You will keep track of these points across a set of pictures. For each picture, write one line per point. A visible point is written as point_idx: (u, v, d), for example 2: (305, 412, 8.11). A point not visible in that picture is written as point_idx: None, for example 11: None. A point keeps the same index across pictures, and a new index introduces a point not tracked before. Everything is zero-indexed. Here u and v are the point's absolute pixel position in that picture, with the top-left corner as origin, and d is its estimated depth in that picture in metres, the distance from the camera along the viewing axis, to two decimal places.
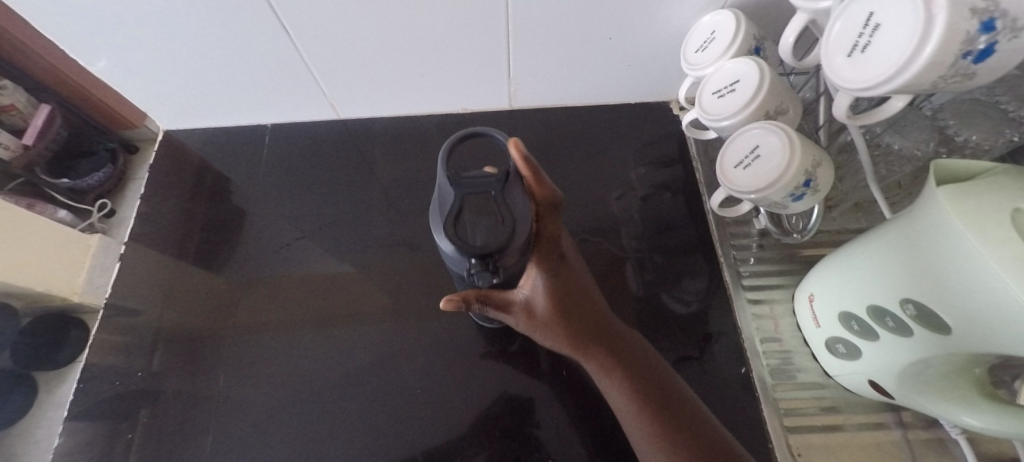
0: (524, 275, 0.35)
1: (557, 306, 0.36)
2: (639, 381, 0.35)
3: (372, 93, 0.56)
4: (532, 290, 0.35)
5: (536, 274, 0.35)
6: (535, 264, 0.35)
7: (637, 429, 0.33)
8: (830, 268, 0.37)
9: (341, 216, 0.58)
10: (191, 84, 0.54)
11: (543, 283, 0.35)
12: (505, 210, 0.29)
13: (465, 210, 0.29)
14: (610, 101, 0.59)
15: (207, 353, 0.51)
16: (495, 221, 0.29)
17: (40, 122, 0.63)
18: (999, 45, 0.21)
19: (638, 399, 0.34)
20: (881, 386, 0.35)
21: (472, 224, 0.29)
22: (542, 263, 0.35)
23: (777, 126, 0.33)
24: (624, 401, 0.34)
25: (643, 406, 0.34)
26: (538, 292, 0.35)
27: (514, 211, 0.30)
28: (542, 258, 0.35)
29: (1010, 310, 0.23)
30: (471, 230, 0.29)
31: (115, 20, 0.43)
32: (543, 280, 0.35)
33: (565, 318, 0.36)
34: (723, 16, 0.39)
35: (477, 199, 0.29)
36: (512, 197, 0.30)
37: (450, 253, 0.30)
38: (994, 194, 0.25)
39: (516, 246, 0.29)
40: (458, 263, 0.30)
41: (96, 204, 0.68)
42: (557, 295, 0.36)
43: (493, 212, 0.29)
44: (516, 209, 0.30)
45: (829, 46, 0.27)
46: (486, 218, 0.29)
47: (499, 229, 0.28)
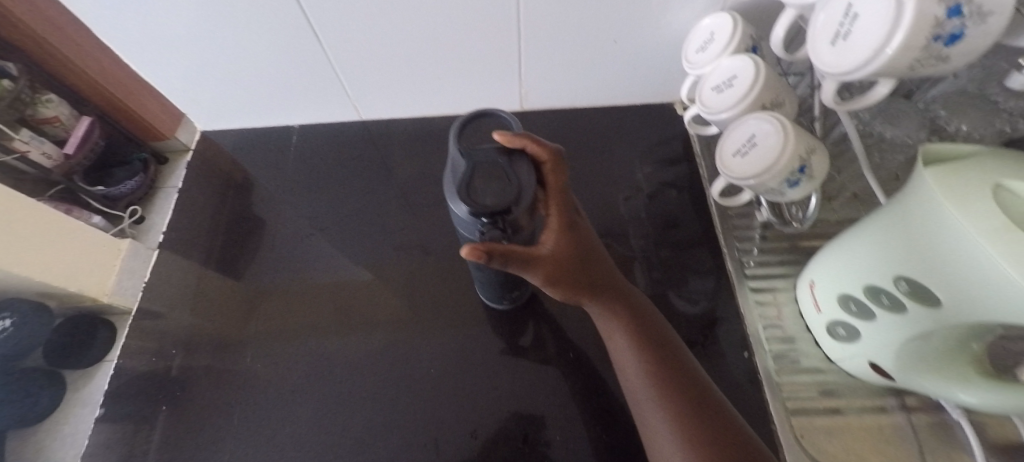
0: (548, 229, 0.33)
1: (576, 262, 0.34)
2: (650, 342, 0.35)
3: (393, 95, 0.60)
4: (554, 245, 0.33)
5: (558, 228, 0.33)
6: (554, 219, 0.34)
7: (653, 397, 0.33)
8: (830, 253, 0.38)
9: (362, 211, 0.61)
10: (227, 88, 0.58)
11: (566, 238, 0.34)
12: (513, 173, 0.31)
13: (476, 175, 0.31)
14: (618, 102, 0.62)
15: (236, 338, 0.54)
16: (503, 185, 0.31)
17: (80, 133, 0.63)
18: (967, 30, 0.23)
19: (653, 369, 0.34)
20: (881, 368, 0.36)
21: (482, 188, 0.31)
22: (562, 219, 0.34)
23: (771, 116, 0.35)
24: (636, 361, 0.35)
25: (658, 376, 0.34)
26: (560, 247, 0.33)
27: (522, 177, 0.31)
28: (562, 213, 0.34)
29: (991, 279, 0.24)
30: (482, 191, 0.31)
31: (165, 29, 0.48)
32: (566, 235, 0.34)
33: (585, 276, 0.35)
34: (721, 18, 0.42)
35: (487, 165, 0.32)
36: (519, 166, 0.32)
37: (463, 218, 0.32)
38: (977, 173, 0.27)
39: (525, 208, 0.31)
40: (470, 228, 0.32)
41: (128, 210, 0.66)
42: (577, 250, 0.34)
43: (502, 177, 0.31)
44: (523, 175, 0.32)
45: (815, 35, 0.29)
46: (496, 182, 0.31)
47: (508, 191, 0.31)
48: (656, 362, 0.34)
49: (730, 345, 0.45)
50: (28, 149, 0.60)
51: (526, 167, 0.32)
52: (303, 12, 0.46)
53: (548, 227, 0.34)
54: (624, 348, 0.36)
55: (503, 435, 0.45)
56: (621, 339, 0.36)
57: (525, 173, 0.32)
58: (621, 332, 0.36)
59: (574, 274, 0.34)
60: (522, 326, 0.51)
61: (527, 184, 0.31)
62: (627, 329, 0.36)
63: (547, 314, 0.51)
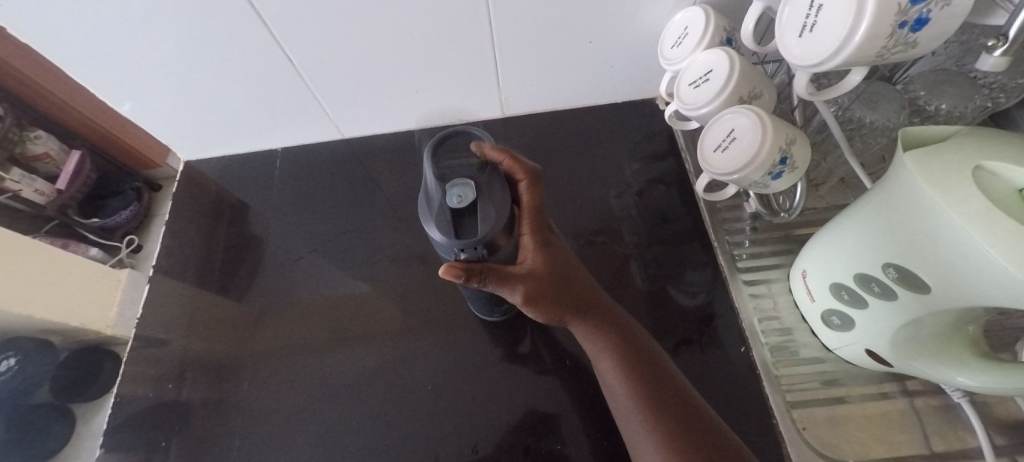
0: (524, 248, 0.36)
1: (552, 278, 0.36)
2: (633, 354, 0.36)
3: (372, 112, 0.60)
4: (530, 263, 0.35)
5: (532, 246, 0.36)
6: (528, 237, 0.36)
7: (636, 405, 0.34)
8: (819, 243, 0.38)
9: (350, 230, 0.61)
10: (207, 116, 0.58)
11: (541, 256, 0.36)
12: (485, 197, 0.32)
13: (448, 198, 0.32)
14: (599, 101, 0.61)
15: (231, 366, 0.54)
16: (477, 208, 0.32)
17: (72, 168, 0.69)
18: (931, 14, 0.23)
19: (635, 376, 0.35)
20: (878, 354, 0.36)
21: (458, 214, 0.32)
22: (535, 237, 0.36)
23: (748, 108, 0.35)
24: (618, 374, 0.35)
25: (639, 383, 0.34)
26: (535, 264, 0.35)
27: (494, 198, 0.33)
28: (535, 230, 0.36)
29: (978, 261, 0.24)
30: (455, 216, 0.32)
31: (135, 61, 0.48)
32: (540, 253, 0.36)
33: (564, 291, 0.36)
34: (695, 13, 0.42)
35: (460, 187, 0.32)
36: (493, 186, 0.33)
37: (439, 242, 0.33)
38: (956, 155, 0.27)
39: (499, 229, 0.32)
40: (447, 251, 0.33)
41: (124, 241, 0.74)
42: (552, 267, 0.36)
43: (474, 201, 0.32)
44: (497, 196, 0.33)
45: (783, 28, 0.29)
46: (469, 205, 0.32)
47: (480, 215, 0.32)
48: (638, 375, 0.35)
49: (727, 340, 0.45)
50: (21, 188, 0.67)
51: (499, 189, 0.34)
52: (276, 37, 0.46)
53: (523, 245, 0.36)
54: (606, 363, 0.36)
55: (506, 446, 0.45)
56: (603, 354, 0.36)
57: (498, 195, 0.33)
58: (605, 346, 0.37)
59: (552, 290, 0.35)
60: (517, 334, 0.51)
61: (499, 206, 0.32)
62: (609, 343, 0.36)
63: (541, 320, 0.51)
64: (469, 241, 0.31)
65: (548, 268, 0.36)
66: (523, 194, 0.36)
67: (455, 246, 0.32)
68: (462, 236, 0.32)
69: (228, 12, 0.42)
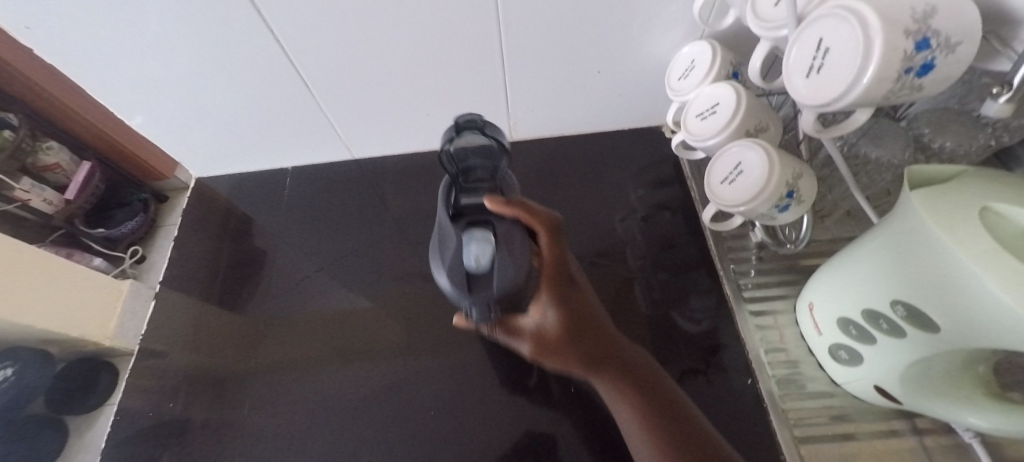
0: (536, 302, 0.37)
1: (567, 332, 0.38)
2: (653, 405, 0.35)
3: (383, 133, 0.61)
4: (542, 320, 0.38)
5: (546, 302, 0.37)
6: (543, 288, 0.37)
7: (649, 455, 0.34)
8: (827, 276, 0.38)
9: (356, 249, 0.61)
10: (220, 134, 0.59)
11: (554, 313, 0.37)
12: (502, 249, 0.35)
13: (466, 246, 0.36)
14: (606, 128, 0.62)
15: (230, 384, 0.54)
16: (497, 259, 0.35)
17: (81, 178, 0.71)
18: (936, 61, 0.24)
19: (651, 427, 0.34)
20: (887, 391, 0.35)
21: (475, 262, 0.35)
22: (552, 289, 0.38)
23: (756, 142, 0.36)
24: (633, 423, 0.35)
25: (655, 434, 0.34)
26: (548, 321, 0.38)
27: (511, 249, 0.35)
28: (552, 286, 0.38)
29: (987, 306, 0.24)
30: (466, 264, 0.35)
31: (153, 80, 0.49)
32: (554, 311, 0.37)
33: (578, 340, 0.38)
34: (700, 47, 0.43)
35: (477, 241, 0.35)
36: (509, 237, 0.36)
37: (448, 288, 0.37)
38: (963, 196, 0.27)
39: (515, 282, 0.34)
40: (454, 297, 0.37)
41: (129, 251, 0.74)
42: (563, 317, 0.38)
43: (492, 255, 0.35)
44: (513, 248, 0.35)
45: (791, 69, 0.29)
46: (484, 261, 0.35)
47: (496, 269, 0.35)
48: (654, 428, 0.34)
49: (733, 371, 0.44)
50: (30, 197, 0.69)
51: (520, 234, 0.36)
52: (291, 60, 0.47)
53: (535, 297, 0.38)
54: (617, 404, 0.37)
55: None
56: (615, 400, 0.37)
57: (518, 247, 0.36)
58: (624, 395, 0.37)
59: (564, 346, 0.38)
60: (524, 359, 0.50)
61: (517, 257, 0.35)
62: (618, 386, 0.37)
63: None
64: (484, 297, 0.35)
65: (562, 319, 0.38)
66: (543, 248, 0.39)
67: (471, 302, 0.35)
68: (475, 291, 0.35)
69: (247, 33, 0.43)
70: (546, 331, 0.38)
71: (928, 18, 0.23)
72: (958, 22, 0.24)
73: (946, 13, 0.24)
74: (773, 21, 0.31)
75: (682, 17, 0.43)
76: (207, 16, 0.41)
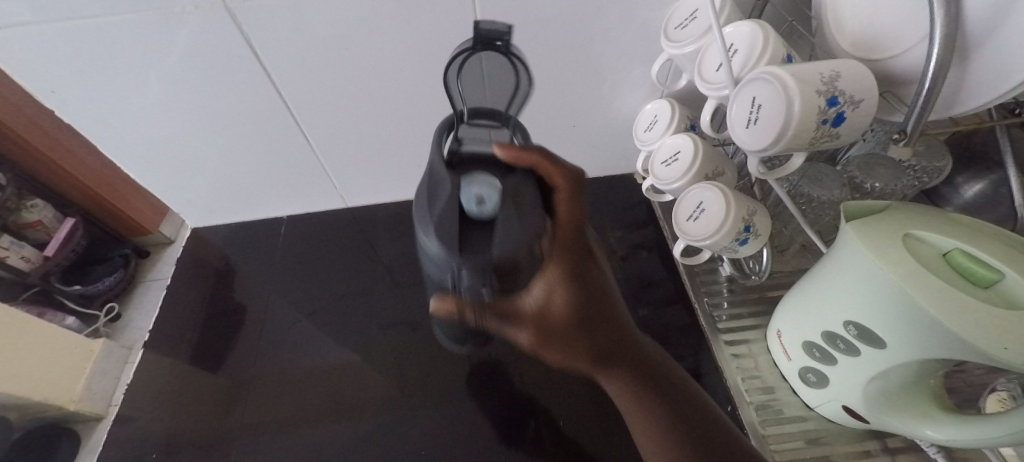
0: (536, 283, 0.36)
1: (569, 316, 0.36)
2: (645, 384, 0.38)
3: (376, 182, 0.65)
4: (543, 302, 0.36)
5: (549, 283, 0.36)
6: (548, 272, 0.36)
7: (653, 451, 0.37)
8: (789, 304, 0.42)
9: (348, 293, 0.63)
10: (217, 185, 0.62)
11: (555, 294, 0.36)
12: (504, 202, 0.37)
13: (466, 197, 0.37)
14: (583, 175, 0.67)
15: (217, 437, 0.52)
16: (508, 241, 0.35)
17: (62, 234, 0.73)
18: (846, 113, 0.29)
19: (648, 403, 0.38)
20: (854, 411, 0.38)
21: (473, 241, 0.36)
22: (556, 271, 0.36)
23: (712, 185, 0.40)
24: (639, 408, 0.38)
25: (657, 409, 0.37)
26: (547, 303, 0.36)
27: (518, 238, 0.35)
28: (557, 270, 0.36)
29: (922, 319, 0.28)
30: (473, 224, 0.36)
31: (157, 135, 0.52)
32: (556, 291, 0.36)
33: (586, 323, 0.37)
34: (661, 104, 0.49)
35: (487, 189, 0.37)
36: (516, 196, 0.37)
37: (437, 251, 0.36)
38: (890, 224, 0.31)
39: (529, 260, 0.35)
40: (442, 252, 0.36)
41: (103, 309, 0.73)
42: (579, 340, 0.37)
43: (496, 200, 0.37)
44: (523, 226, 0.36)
45: (730, 122, 0.33)
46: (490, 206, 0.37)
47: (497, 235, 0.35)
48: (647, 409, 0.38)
49: (713, 399, 0.46)
50: (8, 254, 0.70)
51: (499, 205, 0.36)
52: (297, 120, 0.52)
53: (541, 277, 0.36)
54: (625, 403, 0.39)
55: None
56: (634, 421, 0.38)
57: (527, 222, 0.36)
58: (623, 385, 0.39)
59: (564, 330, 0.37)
60: (525, 435, 0.49)
61: (525, 226, 0.36)
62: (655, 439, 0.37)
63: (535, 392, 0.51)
64: (472, 260, 0.34)
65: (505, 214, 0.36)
66: (558, 204, 0.38)
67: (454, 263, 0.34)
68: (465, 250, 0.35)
69: (249, 90, 0.47)
70: (544, 317, 0.36)
71: (835, 81, 0.29)
72: (860, 83, 0.30)
73: (848, 76, 0.29)
74: (715, 82, 0.36)
75: (643, 79, 0.50)
76: (219, 78, 0.45)
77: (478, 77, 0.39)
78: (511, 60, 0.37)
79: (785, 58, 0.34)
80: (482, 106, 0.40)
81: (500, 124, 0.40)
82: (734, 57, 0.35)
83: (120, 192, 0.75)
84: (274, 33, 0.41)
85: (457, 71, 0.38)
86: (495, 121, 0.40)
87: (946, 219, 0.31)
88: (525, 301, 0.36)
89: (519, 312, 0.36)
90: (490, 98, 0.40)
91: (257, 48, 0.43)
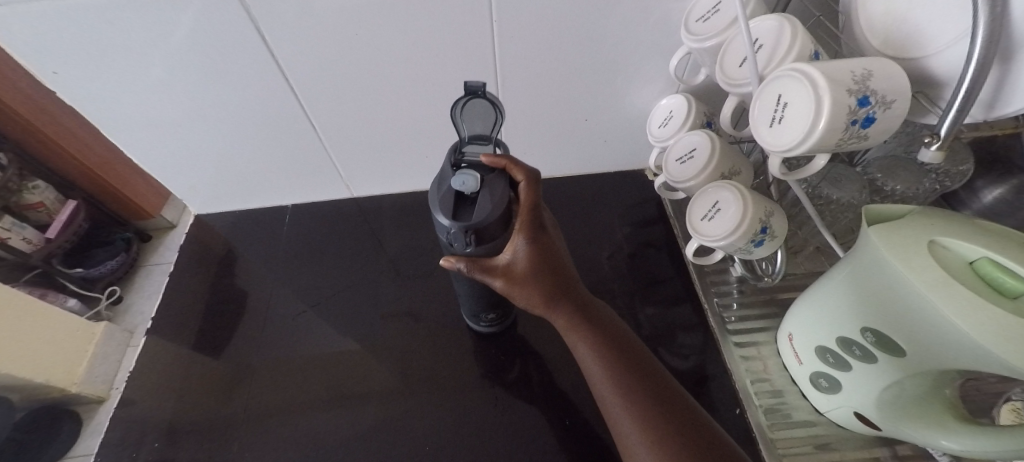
0: (509, 240, 0.36)
1: (537, 269, 0.37)
2: (614, 350, 0.38)
3: (383, 173, 0.64)
4: (513, 255, 0.37)
5: (518, 239, 0.36)
6: (518, 227, 0.37)
7: (625, 419, 0.35)
8: (803, 308, 0.41)
9: (352, 284, 0.62)
10: (221, 172, 0.61)
11: (525, 248, 0.37)
12: (486, 191, 0.35)
13: (453, 179, 0.35)
14: (593, 170, 0.66)
15: (218, 426, 0.52)
16: (492, 207, 0.34)
17: (65, 216, 0.73)
18: (876, 114, 0.28)
19: (615, 376, 0.36)
20: (866, 417, 0.37)
21: (471, 211, 0.35)
22: (525, 227, 0.36)
23: (729, 184, 0.39)
24: (600, 369, 0.37)
25: (621, 381, 0.36)
26: (518, 257, 0.37)
27: (498, 203, 0.35)
28: (528, 226, 0.37)
29: (946, 330, 0.27)
30: (470, 209, 0.35)
31: (159, 116, 0.51)
32: (525, 245, 0.36)
33: (545, 279, 0.38)
34: (677, 99, 0.48)
35: (467, 174, 0.35)
36: (495, 182, 0.36)
37: (441, 224, 0.35)
38: (915, 229, 0.30)
39: (501, 226, 0.35)
40: (445, 229, 0.35)
41: (106, 292, 0.72)
42: (544, 290, 0.38)
43: (477, 191, 0.35)
44: (498, 194, 0.35)
45: (755, 119, 0.32)
46: (471, 191, 0.35)
47: (479, 204, 0.34)
48: (617, 370, 0.37)
49: (721, 401, 0.46)
50: (10, 235, 0.68)
51: (487, 175, 0.36)
52: (303, 107, 0.51)
53: (511, 236, 0.37)
54: (590, 362, 0.38)
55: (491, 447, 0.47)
56: (602, 384, 0.37)
57: (498, 192, 0.35)
58: (586, 345, 0.38)
59: (531, 281, 0.37)
60: (512, 380, 0.52)
61: (497, 203, 0.35)
62: (627, 402, 0.35)
63: (532, 351, 0.54)
64: (463, 224, 0.34)
65: (498, 178, 0.36)
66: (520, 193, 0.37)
67: (450, 226, 0.34)
68: (459, 219, 0.34)
69: (256, 75, 0.46)
70: (514, 270, 0.37)
71: (867, 80, 0.28)
72: (892, 82, 0.28)
73: (881, 75, 0.28)
74: (739, 78, 0.36)
75: (660, 73, 0.49)
76: (224, 61, 0.44)
77: (477, 117, 0.40)
78: (495, 108, 0.38)
79: (813, 54, 0.33)
80: (481, 133, 0.40)
81: (489, 143, 0.39)
82: (758, 53, 0.34)
83: (121, 174, 0.75)
84: (280, 15, 0.40)
85: (459, 111, 0.39)
86: (487, 142, 0.39)
87: (974, 226, 0.30)
88: (499, 257, 0.37)
89: (493, 266, 0.37)
90: (483, 126, 0.40)
91: (264, 30, 0.41)
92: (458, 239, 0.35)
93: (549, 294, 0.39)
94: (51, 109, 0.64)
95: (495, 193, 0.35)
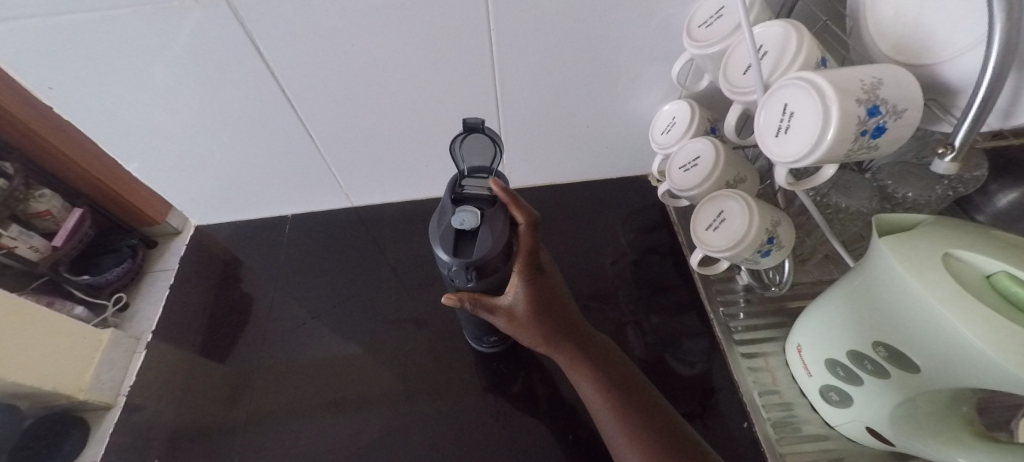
0: (509, 281, 0.37)
1: (536, 308, 0.38)
2: (616, 385, 0.38)
3: (383, 182, 0.63)
4: (513, 297, 0.37)
5: (518, 280, 0.37)
6: (518, 268, 0.37)
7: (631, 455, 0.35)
8: (811, 319, 0.40)
9: (353, 294, 0.62)
10: (221, 183, 0.61)
11: (524, 290, 0.37)
12: (487, 225, 0.35)
13: (453, 216, 0.35)
14: (594, 177, 0.65)
15: (219, 440, 0.51)
16: (492, 242, 0.34)
17: (71, 224, 0.72)
18: (887, 124, 0.27)
19: (619, 412, 0.36)
20: (878, 433, 0.37)
21: (471, 246, 0.35)
22: (525, 268, 0.37)
23: (735, 194, 0.39)
24: (603, 406, 0.37)
25: (625, 417, 0.36)
26: (518, 299, 0.37)
27: (498, 238, 0.34)
28: (526, 266, 0.37)
29: (963, 349, 0.26)
30: (470, 246, 0.35)
31: (153, 127, 0.50)
32: (525, 286, 0.37)
33: (545, 317, 0.38)
34: (679, 106, 0.47)
35: (466, 211, 0.35)
36: (496, 217, 0.35)
37: (442, 260, 0.35)
38: (928, 241, 0.29)
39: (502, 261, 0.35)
40: (446, 266, 0.35)
41: (112, 298, 0.72)
42: (545, 327, 0.39)
43: (477, 227, 0.35)
44: (498, 229, 0.35)
45: (761, 130, 0.31)
46: (471, 227, 0.34)
47: (479, 239, 0.34)
48: (620, 405, 0.36)
49: (729, 414, 0.45)
50: (16, 244, 0.69)
51: (488, 210, 0.36)
52: (300, 117, 0.50)
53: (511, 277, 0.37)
54: (595, 400, 0.38)
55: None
56: (608, 423, 0.37)
57: (498, 228, 0.35)
58: (588, 381, 0.38)
59: (532, 322, 0.38)
60: (516, 390, 0.51)
61: (498, 237, 0.34)
62: (633, 443, 0.35)
63: (535, 359, 0.53)
64: (464, 261, 0.33)
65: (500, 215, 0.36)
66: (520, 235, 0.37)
67: (451, 263, 0.34)
68: (459, 255, 0.34)
69: (255, 87, 0.46)
70: (515, 312, 0.38)
71: (877, 89, 0.27)
72: (903, 91, 0.27)
73: (891, 83, 0.27)
74: (743, 86, 0.35)
75: (662, 78, 0.48)
76: (220, 74, 0.44)
77: (475, 152, 0.40)
78: (494, 143, 0.39)
79: (821, 61, 0.32)
80: (480, 166, 0.40)
81: (489, 176, 0.39)
82: (763, 59, 0.33)
83: (128, 182, 0.75)
84: (276, 29, 0.40)
85: (457, 147, 0.40)
86: (486, 175, 0.39)
87: (991, 236, 0.29)
88: (499, 298, 0.37)
89: (494, 306, 0.37)
90: (483, 160, 0.41)
91: (259, 43, 0.41)
92: (459, 275, 0.34)
93: (551, 334, 0.39)
94: (58, 120, 0.65)
95: (496, 228, 0.35)
